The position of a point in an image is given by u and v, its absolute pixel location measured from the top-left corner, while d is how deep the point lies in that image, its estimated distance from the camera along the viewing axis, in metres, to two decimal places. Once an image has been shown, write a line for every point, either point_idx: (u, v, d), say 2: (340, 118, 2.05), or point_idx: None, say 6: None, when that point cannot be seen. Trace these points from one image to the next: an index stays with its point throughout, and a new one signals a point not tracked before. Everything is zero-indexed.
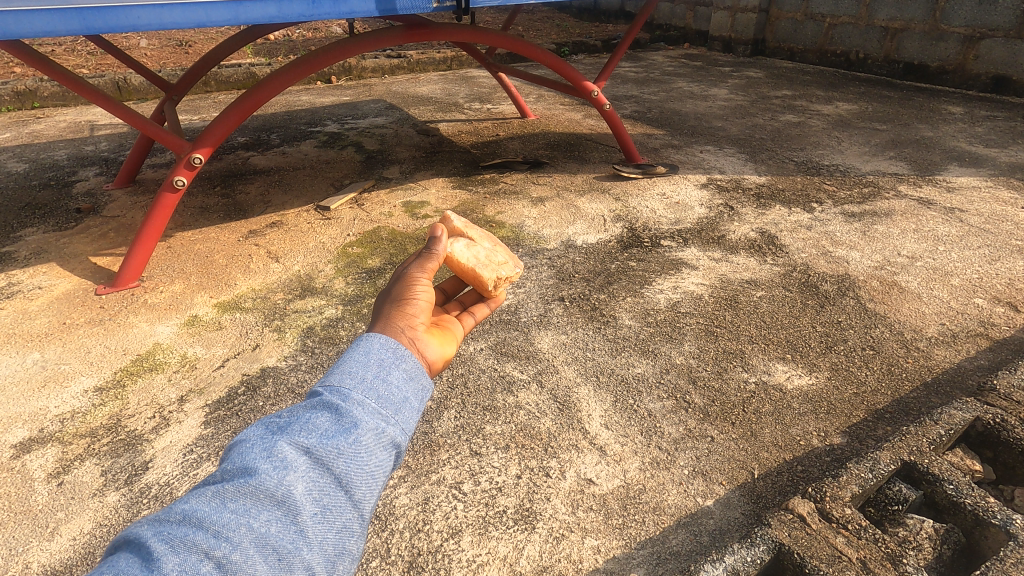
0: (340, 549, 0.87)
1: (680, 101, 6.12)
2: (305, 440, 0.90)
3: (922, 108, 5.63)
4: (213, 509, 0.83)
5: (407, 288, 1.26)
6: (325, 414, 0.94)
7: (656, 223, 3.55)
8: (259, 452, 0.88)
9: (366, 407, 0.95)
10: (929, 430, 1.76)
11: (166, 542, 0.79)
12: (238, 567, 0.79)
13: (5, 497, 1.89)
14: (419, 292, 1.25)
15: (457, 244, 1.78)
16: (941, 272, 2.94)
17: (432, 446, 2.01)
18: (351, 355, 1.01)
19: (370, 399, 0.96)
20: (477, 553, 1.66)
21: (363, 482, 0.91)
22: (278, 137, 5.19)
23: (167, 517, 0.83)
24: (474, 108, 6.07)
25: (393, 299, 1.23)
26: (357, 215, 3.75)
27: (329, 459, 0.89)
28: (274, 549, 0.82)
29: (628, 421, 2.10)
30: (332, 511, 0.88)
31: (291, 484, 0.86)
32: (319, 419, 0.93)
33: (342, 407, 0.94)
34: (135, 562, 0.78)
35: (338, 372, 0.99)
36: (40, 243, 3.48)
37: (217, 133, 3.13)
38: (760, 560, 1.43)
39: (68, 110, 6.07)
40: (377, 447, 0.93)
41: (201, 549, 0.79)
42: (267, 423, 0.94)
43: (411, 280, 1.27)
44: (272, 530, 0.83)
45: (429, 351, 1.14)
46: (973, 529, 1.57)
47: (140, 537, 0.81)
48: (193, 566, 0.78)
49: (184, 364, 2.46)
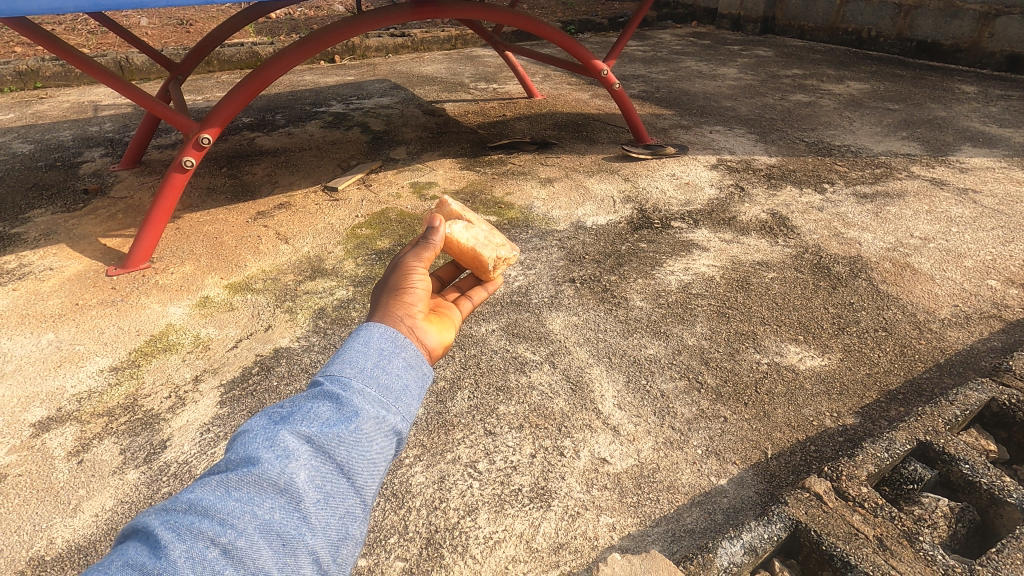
0: (344, 534, 0.88)
1: (689, 81, 6.03)
2: (307, 429, 0.90)
3: (936, 88, 5.54)
4: (218, 498, 0.82)
5: (405, 277, 1.27)
6: (327, 403, 0.94)
7: (666, 204, 3.52)
8: (261, 441, 0.88)
9: (367, 395, 0.95)
10: (945, 410, 1.77)
11: (171, 530, 0.78)
12: (245, 554, 0.79)
13: (26, 475, 1.92)
14: (416, 280, 1.27)
15: (455, 227, 1.77)
16: (955, 254, 2.92)
17: (447, 425, 2.03)
18: (351, 345, 1.02)
19: (371, 387, 0.97)
20: (494, 530, 1.69)
21: (364, 470, 0.91)
22: (283, 117, 5.15)
23: (172, 506, 0.82)
24: (480, 88, 6.00)
25: (390, 287, 1.24)
26: (366, 196, 3.73)
27: (331, 447, 0.89)
28: (278, 535, 0.82)
29: (640, 401, 2.11)
30: (334, 498, 0.88)
31: (294, 473, 0.85)
32: (321, 409, 0.93)
33: (343, 396, 0.94)
34: (142, 551, 0.77)
35: (339, 362, 0.99)
36: (49, 224, 3.47)
37: (224, 113, 3.10)
38: (777, 537, 1.45)
39: (71, 90, 6.02)
40: (378, 434, 0.94)
41: (207, 536, 0.78)
42: (268, 414, 0.94)
43: (407, 269, 1.28)
44: (276, 517, 0.82)
45: (429, 339, 1.16)
46: (988, 508, 1.58)
47: (146, 527, 0.80)
48: (200, 552, 0.77)
49: (197, 344, 2.47)
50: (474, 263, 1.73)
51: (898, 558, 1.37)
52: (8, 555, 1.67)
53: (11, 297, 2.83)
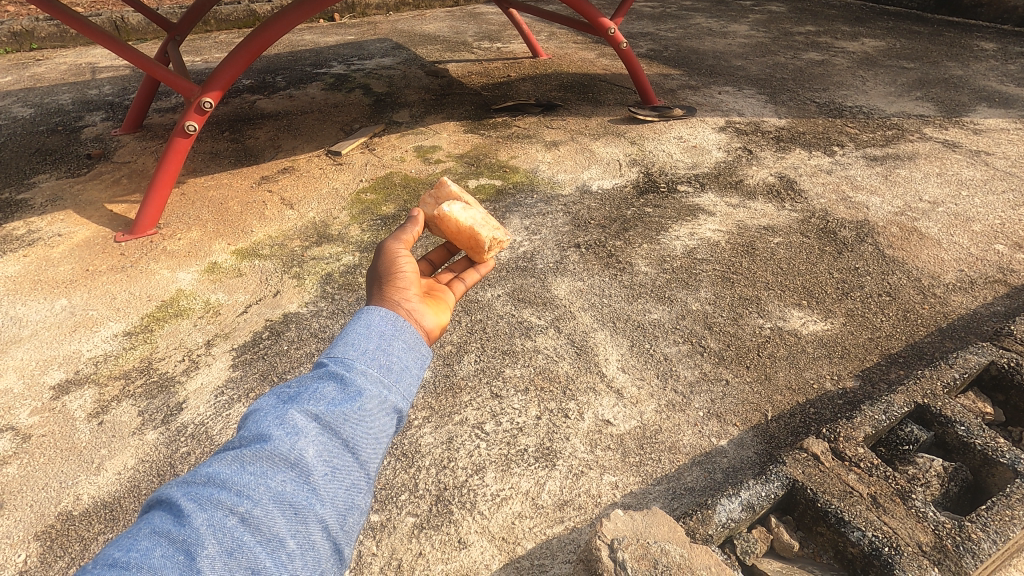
0: (350, 504, 0.91)
1: (698, 39, 5.86)
2: (314, 408, 0.92)
3: (953, 45, 5.37)
4: (234, 471, 0.85)
5: (394, 263, 1.29)
6: (332, 383, 0.96)
7: (673, 167, 3.49)
8: (272, 419, 0.91)
9: (369, 376, 0.98)
10: (944, 373, 1.79)
11: (193, 501, 0.81)
12: (261, 522, 0.82)
13: (50, 435, 1.99)
14: (405, 265, 1.28)
15: (453, 206, 1.79)
16: (963, 218, 2.90)
17: (454, 388, 2.08)
18: (352, 329, 1.05)
19: (373, 368, 0.99)
20: (501, 488, 1.75)
21: (369, 445, 0.94)
22: (284, 79, 5.06)
23: (192, 479, 0.85)
24: (484, 47, 5.85)
25: (382, 275, 1.26)
26: (369, 160, 3.71)
27: (337, 424, 0.92)
28: (290, 505, 0.85)
29: (644, 364, 2.15)
30: (341, 471, 0.91)
31: (303, 449, 0.88)
32: (326, 388, 0.95)
33: (346, 376, 0.97)
34: (166, 520, 0.80)
35: (342, 344, 1.02)
36: (54, 190, 3.48)
37: (225, 75, 3.05)
38: (774, 495, 1.49)
39: (68, 52, 5.91)
40: (381, 412, 0.97)
41: (226, 505, 0.82)
42: (277, 394, 0.96)
43: (395, 255, 1.30)
44: (287, 489, 0.85)
45: (427, 320, 1.19)
46: (981, 467, 1.62)
47: (170, 498, 0.83)
48: (220, 521, 0.80)
49: (208, 309, 2.51)
50: (470, 243, 1.73)
51: (890, 514, 1.42)
52: (38, 510, 1.76)
53: (23, 263, 2.86)
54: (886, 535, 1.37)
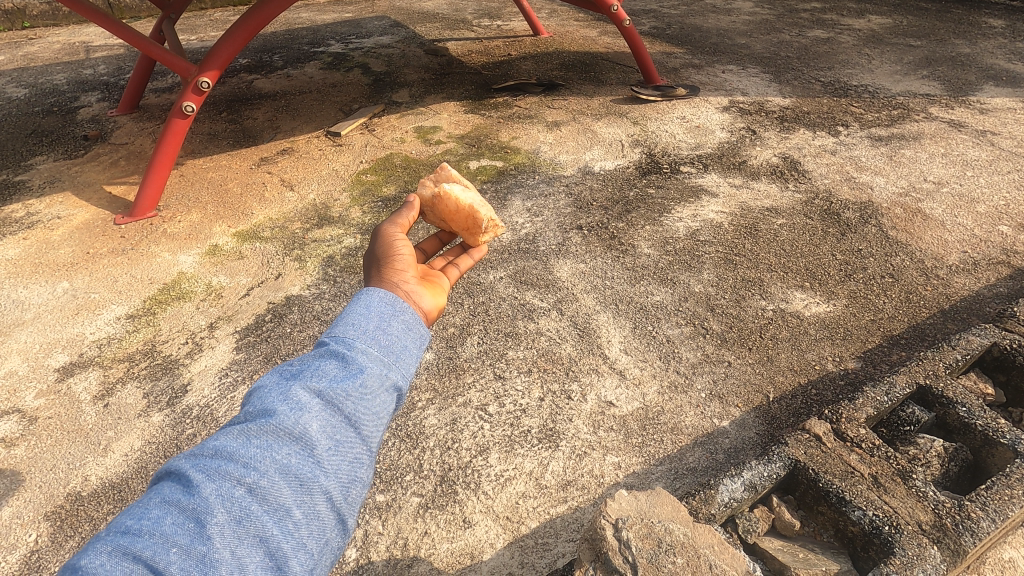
0: (353, 477, 0.91)
1: (702, 16, 5.76)
2: (316, 384, 0.93)
3: (961, 22, 5.29)
4: (240, 445, 0.85)
5: (390, 245, 1.29)
6: (333, 361, 0.97)
7: (675, 148, 3.46)
8: (276, 395, 0.91)
9: (370, 355, 0.98)
10: (947, 354, 1.79)
11: (201, 472, 0.82)
12: (269, 493, 0.83)
13: (56, 417, 2.00)
14: (402, 247, 1.28)
15: (454, 186, 1.79)
16: (967, 199, 2.89)
17: (457, 370, 2.08)
18: (352, 309, 1.05)
19: (374, 348, 1.00)
20: (505, 468, 1.77)
21: (370, 421, 0.95)
22: (281, 58, 4.99)
23: (200, 451, 0.85)
24: (484, 25, 5.76)
25: (379, 258, 1.26)
26: (369, 141, 3.67)
27: (339, 400, 0.92)
28: (296, 476, 0.85)
29: (647, 346, 2.16)
30: (344, 445, 0.91)
31: (307, 423, 0.89)
32: (327, 366, 0.96)
33: (348, 355, 0.97)
34: (176, 490, 0.81)
35: (342, 324, 1.02)
36: (52, 172, 3.45)
37: (223, 54, 2.99)
38: (776, 475, 1.50)
39: (61, 30, 5.80)
40: (381, 388, 0.97)
41: (233, 477, 0.82)
42: (280, 371, 0.96)
43: (391, 238, 1.30)
44: (293, 461, 0.86)
45: (424, 301, 1.19)
46: (981, 448, 1.62)
47: (178, 469, 0.83)
48: (228, 491, 0.81)
49: (210, 292, 2.51)
50: (467, 223, 1.72)
51: (891, 494, 1.43)
52: (47, 491, 1.78)
53: (23, 246, 2.85)
54: (886, 514, 1.39)
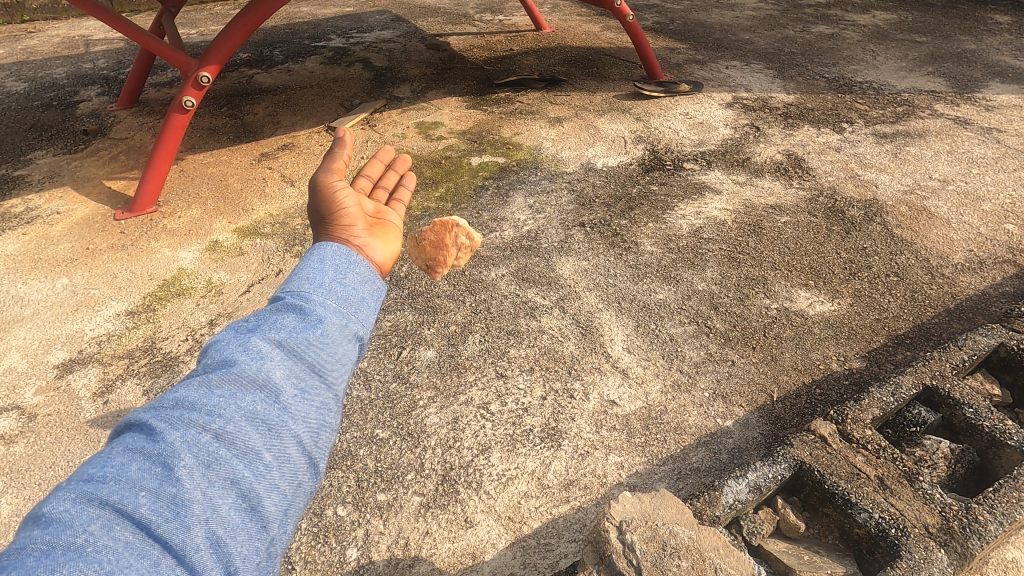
0: (321, 422, 0.90)
1: (706, 11, 5.72)
2: (276, 335, 0.91)
3: (967, 18, 5.24)
4: (201, 395, 0.83)
5: (331, 199, 1.15)
6: (292, 314, 0.94)
7: (678, 144, 3.44)
8: (235, 346, 0.89)
9: (329, 303, 0.97)
10: (953, 355, 1.77)
11: (163, 421, 0.79)
12: (235, 440, 0.80)
13: (55, 414, 1.99)
14: (345, 200, 1.16)
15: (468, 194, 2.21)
16: (973, 197, 2.86)
17: (459, 368, 2.07)
18: (307, 263, 1.02)
19: (332, 298, 0.98)
20: (506, 468, 1.75)
21: (334, 369, 0.94)
22: (282, 52, 4.96)
23: (160, 404, 0.82)
24: (486, 19, 5.72)
25: (323, 214, 1.14)
26: (370, 137, 3.65)
27: (301, 349, 0.91)
28: (262, 421, 0.84)
29: (650, 345, 2.14)
30: (309, 392, 0.90)
31: (270, 370, 0.87)
32: (287, 318, 0.94)
33: (307, 307, 0.95)
34: (138, 439, 0.79)
35: (298, 278, 0.99)
36: (52, 166, 3.43)
37: (223, 49, 2.96)
38: (781, 477, 1.49)
39: (60, 24, 5.77)
40: (342, 338, 0.96)
41: (198, 424, 0.80)
42: (237, 325, 0.94)
43: (330, 188, 1.16)
44: (259, 408, 0.84)
45: (377, 253, 1.13)
46: (988, 449, 1.61)
47: (138, 421, 0.81)
48: (194, 437, 0.79)
49: (210, 288, 2.50)
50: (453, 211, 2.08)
51: (897, 496, 1.42)
52: (46, 489, 1.76)
53: (22, 241, 2.84)
54: (892, 517, 1.37)
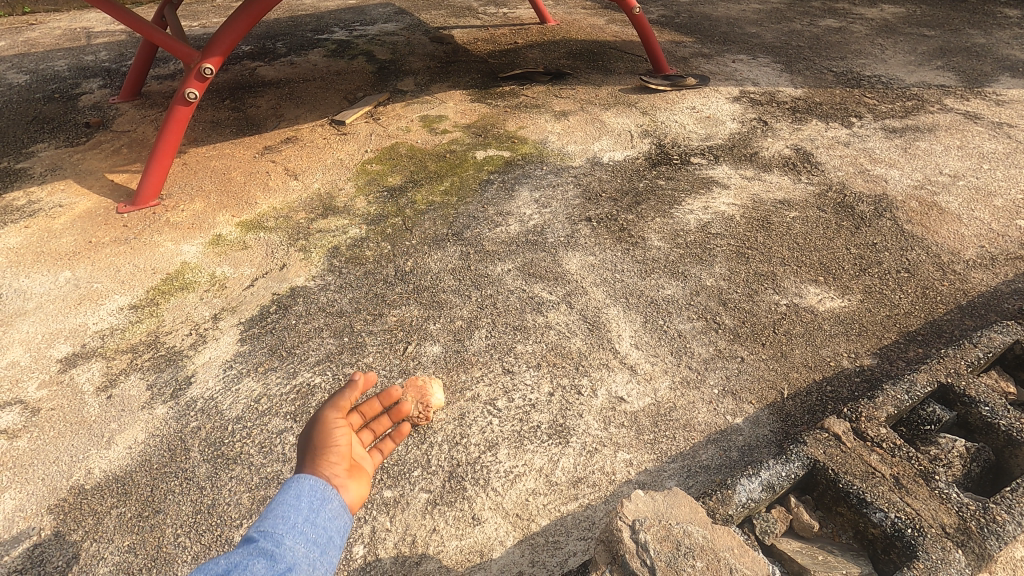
0: None
1: (712, 5, 5.66)
2: None
3: (976, 11, 5.19)
4: None
5: (324, 437, 1.23)
6: (261, 559, 0.98)
7: (685, 139, 3.40)
8: None
9: (297, 550, 1.02)
10: (968, 352, 1.75)
11: None
12: None
13: (58, 408, 1.98)
14: (336, 439, 1.24)
15: None
16: (984, 192, 2.83)
17: (465, 363, 2.05)
18: (280, 504, 1.10)
19: (301, 542, 1.04)
20: (514, 465, 1.73)
21: None
22: (285, 45, 4.92)
23: None
24: (490, 12, 5.67)
25: (311, 451, 1.21)
26: (374, 130, 3.62)
27: None
28: None
29: (658, 341, 2.12)
30: None
31: None
32: (256, 563, 0.97)
33: (277, 551, 1.00)
34: None
35: (270, 519, 1.06)
36: (54, 159, 3.41)
37: (226, 40, 2.93)
38: (795, 475, 1.47)
39: (61, 16, 5.73)
40: None
41: None
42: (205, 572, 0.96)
43: (326, 427, 1.24)
44: None
45: (348, 499, 1.18)
46: (1004, 448, 1.59)
47: None
48: None
49: (214, 283, 2.47)
50: None
51: (913, 496, 1.39)
52: (50, 483, 1.75)
53: (24, 234, 2.82)
54: (909, 516, 1.35)
